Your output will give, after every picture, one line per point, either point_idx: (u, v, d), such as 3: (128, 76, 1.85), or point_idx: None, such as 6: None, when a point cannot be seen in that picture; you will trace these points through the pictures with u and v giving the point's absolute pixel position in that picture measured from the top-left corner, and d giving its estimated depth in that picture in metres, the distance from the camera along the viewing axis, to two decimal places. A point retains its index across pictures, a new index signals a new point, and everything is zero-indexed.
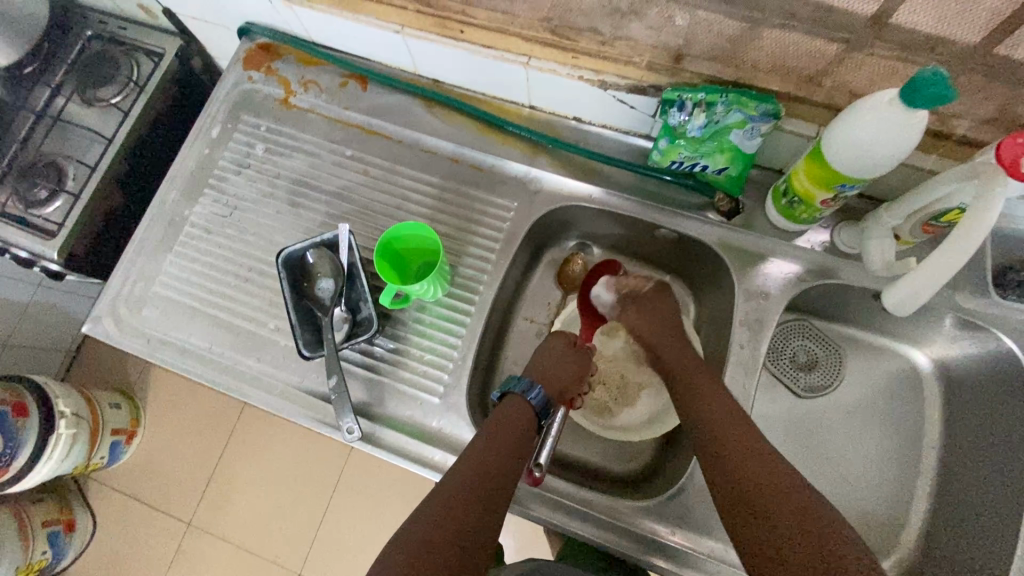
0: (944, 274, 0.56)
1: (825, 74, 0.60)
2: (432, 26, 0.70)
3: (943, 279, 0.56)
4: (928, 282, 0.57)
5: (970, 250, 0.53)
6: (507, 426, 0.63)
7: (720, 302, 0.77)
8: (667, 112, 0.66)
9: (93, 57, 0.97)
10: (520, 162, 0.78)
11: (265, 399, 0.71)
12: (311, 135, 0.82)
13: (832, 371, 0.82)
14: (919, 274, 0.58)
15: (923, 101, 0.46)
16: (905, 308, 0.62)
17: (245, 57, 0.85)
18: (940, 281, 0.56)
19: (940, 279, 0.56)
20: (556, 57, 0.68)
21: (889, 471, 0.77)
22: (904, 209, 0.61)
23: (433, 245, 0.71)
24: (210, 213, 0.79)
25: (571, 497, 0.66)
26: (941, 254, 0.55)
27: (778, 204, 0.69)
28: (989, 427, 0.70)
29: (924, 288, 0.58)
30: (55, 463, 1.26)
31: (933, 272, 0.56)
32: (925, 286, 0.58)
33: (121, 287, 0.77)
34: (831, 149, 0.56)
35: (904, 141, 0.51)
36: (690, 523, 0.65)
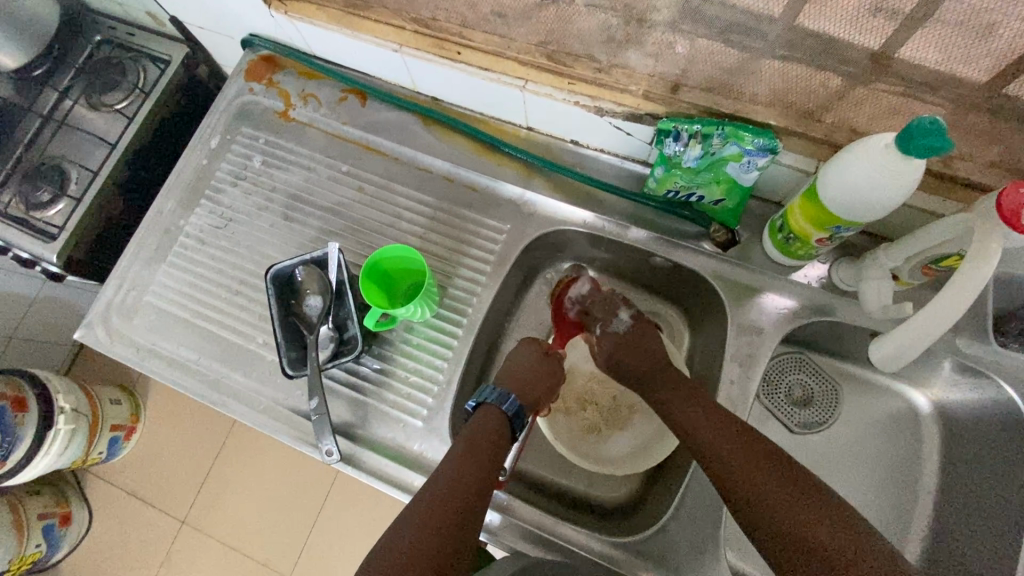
0: (939, 321, 0.54)
1: (826, 109, 0.58)
2: (429, 46, 0.69)
3: (938, 333, 0.55)
4: (923, 335, 0.57)
5: (967, 299, 0.52)
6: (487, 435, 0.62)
7: (713, 333, 0.75)
8: (662, 142, 0.64)
9: (101, 62, 0.98)
10: (514, 183, 0.78)
11: (249, 415, 0.70)
12: (309, 149, 0.82)
13: (829, 408, 0.80)
14: (915, 326, 0.57)
15: (918, 152, 0.45)
16: (893, 362, 0.63)
17: (248, 69, 0.86)
18: (936, 335, 0.56)
19: (933, 327, 0.55)
20: (552, 82, 0.67)
21: (883, 515, 0.75)
22: (903, 251, 0.59)
23: (421, 267, 0.71)
24: (205, 224, 0.80)
25: (550, 529, 0.65)
26: (936, 309, 0.54)
27: (774, 239, 0.68)
28: (987, 477, 0.67)
29: (918, 341, 0.58)
30: (52, 458, 1.27)
31: (928, 326, 0.56)
32: (920, 339, 0.58)
33: (114, 295, 0.78)
34: (826, 191, 0.54)
35: (899, 188, 0.50)
36: (670, 564, 0.63)
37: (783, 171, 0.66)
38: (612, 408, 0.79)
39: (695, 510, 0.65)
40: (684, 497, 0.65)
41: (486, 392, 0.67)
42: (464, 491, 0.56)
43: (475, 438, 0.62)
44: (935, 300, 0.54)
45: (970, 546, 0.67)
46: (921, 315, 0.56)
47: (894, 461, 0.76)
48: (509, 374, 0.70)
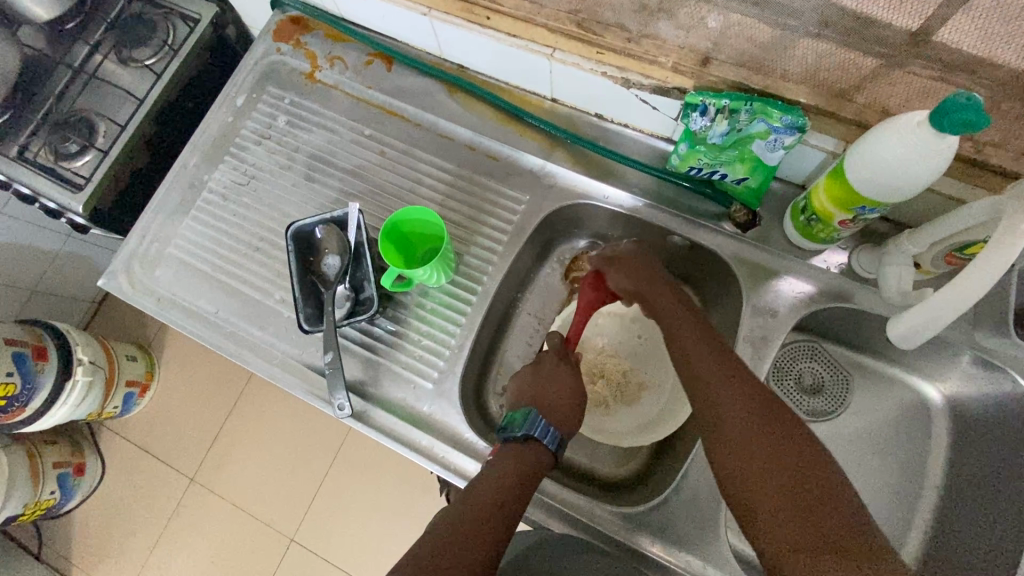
0: (958, 308, 0.54)
1: (858, 88, 0.57)
2: (459, 11, 0.69)
3: (946, 320, 0.55)
4: (932, 321, 0.57)
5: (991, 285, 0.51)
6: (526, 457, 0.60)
7: (727, 316, 0.75)
8: (689, 116, 0.63)
9: (132, 18, 0.99)
10: (536, 155, 0.78)
11: (264, 368, 0.72)
12: (332, 111, 0.82)
13: (838, 397, 0.79)
14: (922, 312, 0.57)
15: (952, 126, 0.44)
16: (910, 341, 0.61)
17: (276, 29, 0.86)
18: (944, 321, 0.56)
19: (951, 316, 0.55)
20: (580, 51, 0.66)
21: (886, 506, 0.75)
22: (927, 237, 0.58)
23: (439, 232, 0.71)
24: (228, 180, 0.81)
25: (552, 496, 0.66)
26: (944, 296, 0.54)
27: (796, 222, 0.67)
28: (992, 473, 0.67)
29: (926, 327, 0.58)
30: (70, 407, 1.31)
31: (936, 312, 0.56)
32: (925, 325, 0.58)
33: (137, 246, 0.79)
34: (857, 171, 0.53)
35: (928, 169, 0.49)
36: (670, 535, 0.64)
37: (811, 152, 0.65)
38: (623, 381, 0.78)
39: (698, 485, 0.65)
40: (688, 472, 0.66)
41: (535, 425, 0.62)
42: (489, 518, 0.53)
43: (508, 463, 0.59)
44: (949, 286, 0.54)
45: (974, 540, 0.66)
46: (931, 299, 0.56)
47: (899, 452, 0.77)
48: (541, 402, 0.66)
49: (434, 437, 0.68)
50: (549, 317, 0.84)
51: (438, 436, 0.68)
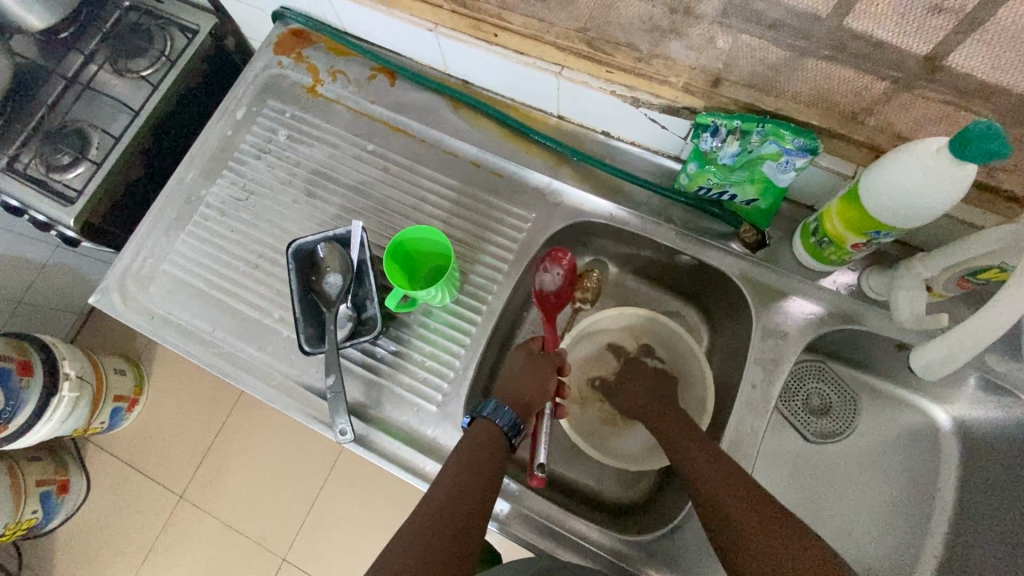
0: (985, 337, 0.54)
1: (870, 111, 0.57)
2: (466, 27, 0.68)
3: (977, 347, 0.55)
4: (962, 347, 0.57)
5: (1014, 314, 0.51)
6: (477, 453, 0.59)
7: (735, 337, 0.74)
8: (699, 136, 0.63)
9: (128, 27, 0.97)
10: (542, 172, 0.77)
11: (262, 390, 0.69)
12: (334, 126, 0.81)
13: (845, 419, 0.79)
14: (948, 341, 0.58)
15: (975, 155, 0.43)
16: (934, 373, 0.64)
17: (277, 42, 0.85)
18: (971, 351, 0.57)
19: (980, 344, 0.55)
20: (591, 69, 0.66)
21: (897, 532, 0.74)
22: (940, 261, 0.58)
23: (445, 251, 0.70)
24: (226, 195, 0.79)
25: (560, 522, 0.64)
26: (968, 329, 0.55)
27: (805, 242, 0.66)
28: (1005, 498, 0.66)
29: (954, 355, 0.59)
30: (54, 424, 1.27)
31: (964, 342, 0.57)
32: (953, 354, 0.59)
33: (131, 262, 0.77)
34: (873, 195, 0.53)
35: (948, 195, 0.48)
36: (681, 565, 0.62)
37: (821, 172, 0.64)
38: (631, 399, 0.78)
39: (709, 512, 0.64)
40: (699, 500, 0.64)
41: (480, 407, 0.64)
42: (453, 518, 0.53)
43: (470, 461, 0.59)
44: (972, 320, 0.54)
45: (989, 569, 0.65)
46: (958, 330, 0.57)
47: (908, 475, 0.76)
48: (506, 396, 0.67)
49: (438, 462, 0.66)
50: None
51: (442, 461, 0.66)
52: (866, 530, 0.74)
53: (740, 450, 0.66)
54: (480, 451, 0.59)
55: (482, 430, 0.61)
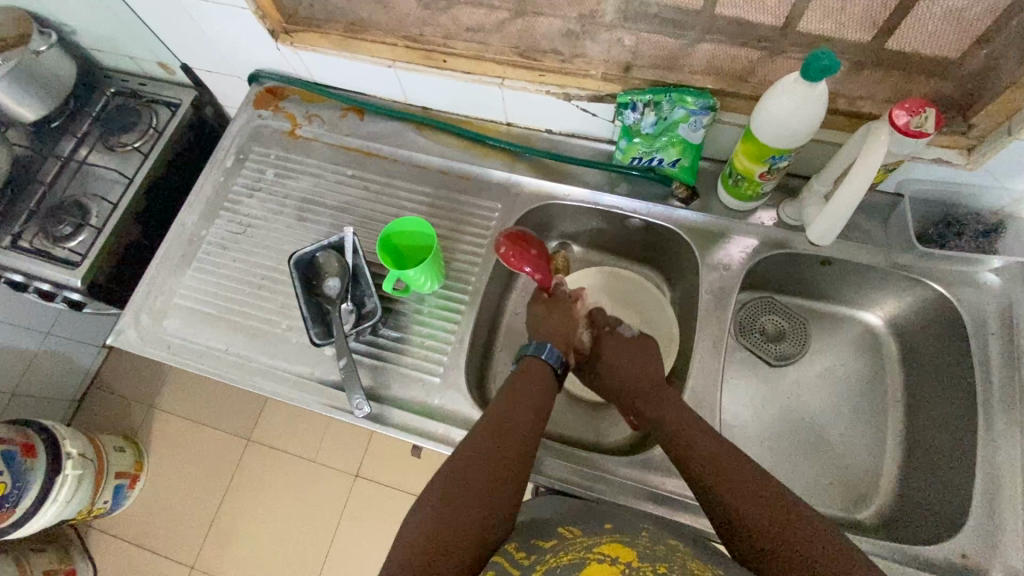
0: (851, 202, 0.67)
1: (750, 71, 0.73)
2: (418, 58, 0.82)
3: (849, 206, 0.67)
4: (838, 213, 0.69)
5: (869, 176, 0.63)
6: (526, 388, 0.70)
7: (689, 280, 0.85)
8: (622, 114, 0.77)
9: (116, 110, 1.10)
10: (500, 169, 0.89)
11: (280, 391, 0.76)
12: (316, 159, 0.92)
13: (799, 340, 0.89)
14: (829, 211, 0.70)
15: (816, 74, 0.57)
16: (827, 235, 0.74)
17: (255, 99, 0.97)
18: (851, 207, 0.67)
19: (850, 207, 0.68)
20: (525, 76, 0.79)
21: (863, 426, 0.83)
22: (829, 175, 0.71)
23: (414, 229, 0.78)
24: (225, 232, 0.88)
25: (569, 457, 0.72)
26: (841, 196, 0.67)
27: (726, 187, 0.79)
28: (942, 373, 0.78)
29: (838, 219, 0.70)
30: (61, 505, 1.27)
31: (841, 205, 0.68)
32: (835, 220, 0.70)
33: (143, 302, 0.84)
34: (759, 130, 0.66)
35: (813, 112, 0.62)
36: (678, 474, 0.70)
37: (725, 129, 0.78)
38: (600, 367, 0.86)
39: None
40: None
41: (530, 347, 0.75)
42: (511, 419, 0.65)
43: (518, 390, 0.69)
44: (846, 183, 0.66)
45: (941, 434, 0.76)
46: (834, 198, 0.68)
47: (862, 377, 0.86)
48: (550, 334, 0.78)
49: (449, 425, 0.73)
50: None
51: (452, 423, 0.74)
52: (835, 430, 0.84)
53: (710, 368, 0.76)
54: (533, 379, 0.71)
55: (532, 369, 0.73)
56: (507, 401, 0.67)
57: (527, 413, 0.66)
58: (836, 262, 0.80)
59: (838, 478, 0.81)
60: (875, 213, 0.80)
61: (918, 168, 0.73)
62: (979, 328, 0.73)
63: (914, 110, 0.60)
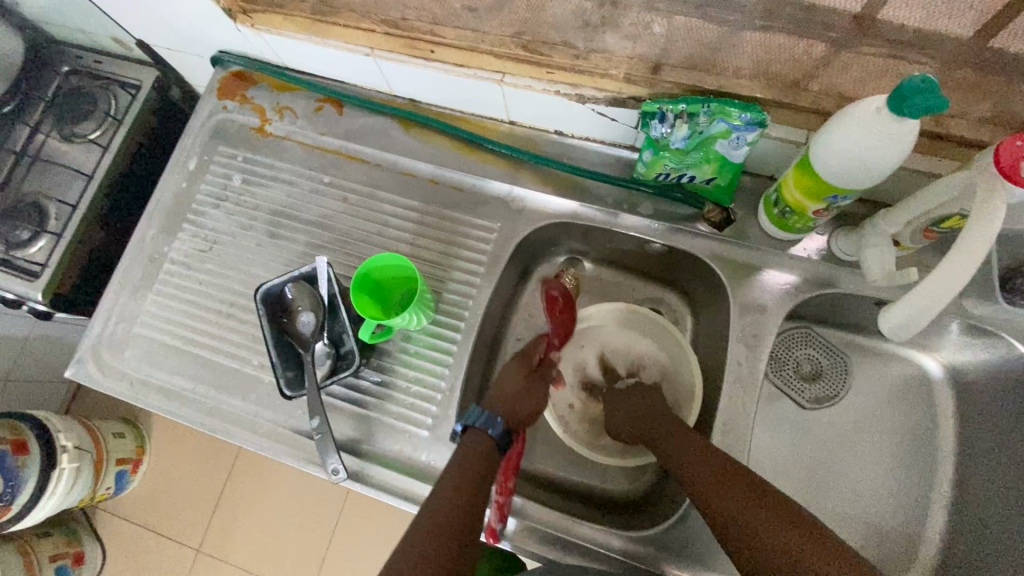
0: (955, 283, 0.49)
1: (812, 76, 0.58)
2: (401, 47, 0.68)
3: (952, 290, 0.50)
4: (934, 296, 0.51)
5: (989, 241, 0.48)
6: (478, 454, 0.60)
7: (716, 316, 0.74)
8: (648, 125, 0.63)
9: (71, 93, 0.97)
10: (500, 179, 0.76)
11: (250, 439, 0.69)
12: (289, 163, 0.80)
13: (839, 381, 0.78)
14: (919, 292, 0.52)
15: (911, 112, 0.43)
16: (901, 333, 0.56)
17: (219, 87, 0.84)
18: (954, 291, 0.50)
19: (955, 289, 0.50)
20: (530, 73, 0.65)
21: (906, 485, 0.74)
22: (902, 216, 0.58)
23: (393, 263, 0.68)
24: (189, 249, 0.78)
25: (569, 529, 0.64)
26: (944, 268, 0.49)
27: (770, 215, 0.66)
28: (1009, 438, 0.67)
29: (931, 304, 0.52)
30: (59, 498, 1.26)
31: (940, 285, 0.50)
32: (926, 306, 0.52)
33: (102, 329, 0.76)
34: (822, 164, 0.52)
35: (895, 152, 0.48)
36: (692, 554, 0.62)
37: (772, 143, 0.64)
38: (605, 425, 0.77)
39: None
40: (689, 508, 0.63)
41: (473, 415, 0.63)
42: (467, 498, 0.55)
43: (471, 455, 0.60)
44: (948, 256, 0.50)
45: (1000, 509, 0.66)
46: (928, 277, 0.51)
47: (910, 427, 0.76)
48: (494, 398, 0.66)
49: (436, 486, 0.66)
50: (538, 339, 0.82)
51: None
52: (874, 488, 0.74)
53: (736, 429, 0.66)
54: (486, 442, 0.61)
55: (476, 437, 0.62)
56: (454, 485, 0.56)
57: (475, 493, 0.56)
58: None
59: (871, 543, 0.72)
60: None
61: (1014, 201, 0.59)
62: None
63: None
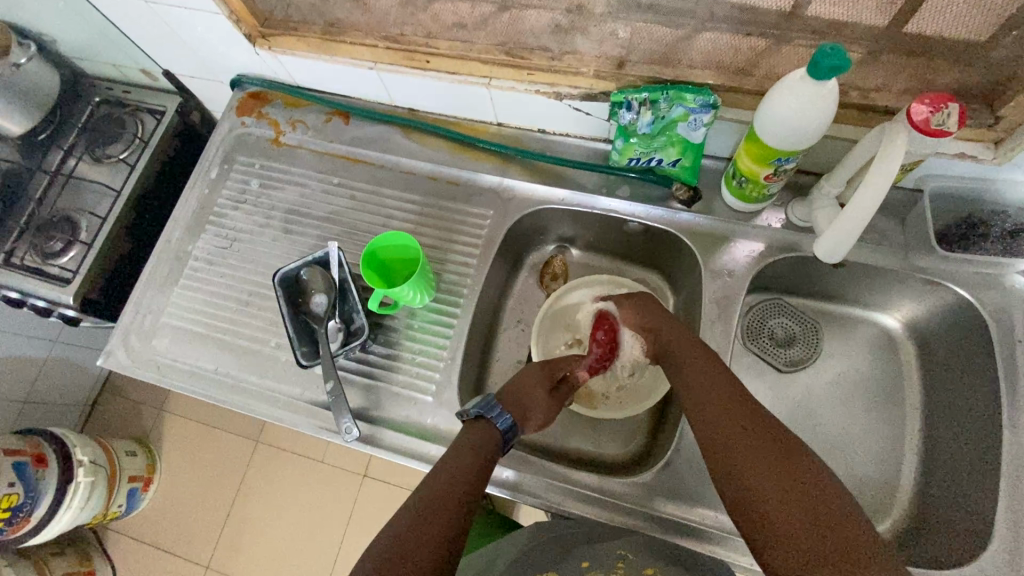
0: (869, 206, 0.59)
1: (755, 63, 0.67)
2: (400, 59, 0.78)
3: (869, 211, 0.60)
4: (856, 217, 0.61)
5: (893, 170, 0.56)
6: (481, 444, 0.63)
7: (692, 286, 0.81)
8: (617, 114, 0.71)
9: (102, 120, 1.07)
10: (491, 173, 0.85)
11: (270, 412, 0.75)
12: (301, 168, 0.89)
13: (811, 345, 0.84)
14: (843, 218, 0.62)
15: (825, 73, 0.52)
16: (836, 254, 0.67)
17: (238, 106, 0.94)
18: (870, 211, 0.60)
19: (870, 210, 0.60)
20: (513, 75, 0.74)
21: (880, 436, 0.79)
22: (841, 176, 0.67)
23: (398, 243, 0.76)
24: (212, 247, 0.86)
25: (566, 478, 0.69)
26: (860, 194, 0.59)
27: (730, 188, 0.75)
28: (965, 380, 0.73)
29: (854, 228, 0.62)
30: (75, 512, 1.29)
31: (858, 209, 0.60)
32: (850, 225, 0.62)
33: (132, 322, 0.83)
34: (765, 132, 0.61)
35: (822, 113, 0.57)
36: (680, 494, 0.67)
37: (726, 125, 0.73)
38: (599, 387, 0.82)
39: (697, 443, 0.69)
40: (676, 454, 0.69)
41: (487, 406, 0.67)
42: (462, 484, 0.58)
43: (475, 440, 0.63)
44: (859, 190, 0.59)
45: (963, 446, 0.71)
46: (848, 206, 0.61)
47: (879, 383, 0.82)
48: (509, 393, 0.71)
49: (441, 445, 0.72)
50: (532, 319, 0.89)
51: (445, 444, 0.72)
52: (851, 440, 0.79)
53: None
54: (485, 434, 0.64)
55: (481, 428, 0.65)
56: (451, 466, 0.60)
57: (469, 476, 0.59)
58: (850, 264, 0.76)
59: (852, 492, 0.77)
60: (892, 212, 0.75)
61: (939, 163, 0.68)
62: (1006, 336, 0.68)
63: (936, 105, 0.54)
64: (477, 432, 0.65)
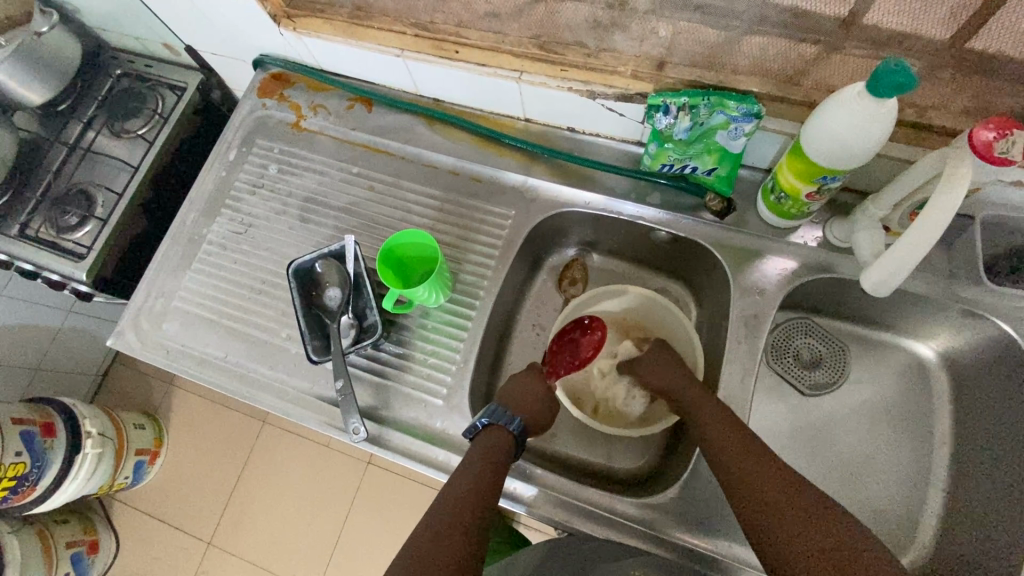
0: (928, 240, 0.54)
1: (802, 73, 0.63)
2: (428, 48, 0.74)
3: (929, 245, 0.55)
4: (911, 252, 0.56)
5: (958, 202, 0.51)
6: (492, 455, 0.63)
7: (718, 301, 0.78)
8: (653, 117, 0.68)
9: (122, 93, 1.05)
10: (515, 171, 0.82)
11: (277, 405, 0.74)
12: (321, 154, 0.87)
13: (837, 369, 0.81)
14: (898, 250, 0.57)
15: (886, 90, 0.49)
16: (886, 286, 0.61)
17: (259, 87, 0.91)
18: (930, 246, 0.55)
19: (929, 245, 0.55)
20: (546, 71, 0.71)
21: (904, 468, 0.76)
22: (890, 198, 0.63)
23: (414, 241, 0.73)
24: (226, 231, 0.84)
25: (575, 494, 0.67)
26: (918, 228, 0.54)
27: (767, 203, 0.71)
28: (1001, 418, 0.69)
29: (904, 263, 0.57)
30: (81, 482, 1.31)
31: (915, 241, 0.55)
32: (902, 261, 0.57)
33: (143, 303, 0.82)
34: (812, 148, 0.58)
35: (878, 132, 0.53)
36: (692, 519, 0.65)
37: (767, 136, 0.69)
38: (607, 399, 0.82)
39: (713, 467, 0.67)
40: (691, 477, 0.66)
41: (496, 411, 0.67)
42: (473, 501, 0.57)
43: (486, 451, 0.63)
44: (916, 223, 0.55)
45: (994, 487, 0.68)
46: (901, 239, 0.56)
47: (907, 414, 0.78)
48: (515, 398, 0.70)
49: (449, 451, 0.70)
50: (549, 324, 0.87)
51: (453, 450, 0.70)
52: (873, 470, 0.76)
53: (738, 403, 0.69)
54: (497, 444, 0.64)
55: (495, 435, 0.65)
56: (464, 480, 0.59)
57: (479, 491, 0.58)
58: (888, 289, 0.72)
59: (871, 525, 0.74)
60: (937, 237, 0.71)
61: (994, 190, 0.64)
62: None
63: (1002, 130, 0.50)
64: (489, 440, 0.64)
